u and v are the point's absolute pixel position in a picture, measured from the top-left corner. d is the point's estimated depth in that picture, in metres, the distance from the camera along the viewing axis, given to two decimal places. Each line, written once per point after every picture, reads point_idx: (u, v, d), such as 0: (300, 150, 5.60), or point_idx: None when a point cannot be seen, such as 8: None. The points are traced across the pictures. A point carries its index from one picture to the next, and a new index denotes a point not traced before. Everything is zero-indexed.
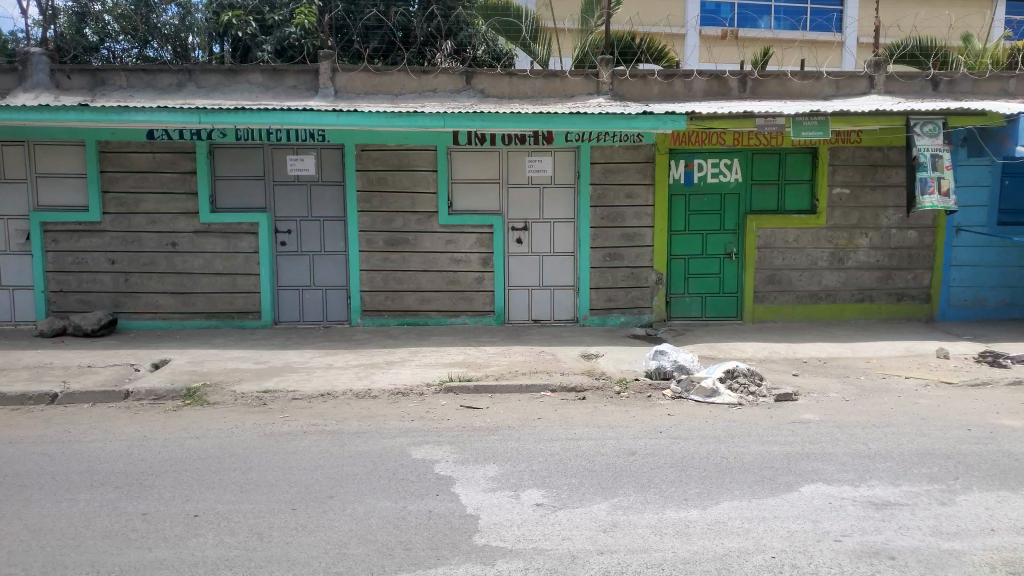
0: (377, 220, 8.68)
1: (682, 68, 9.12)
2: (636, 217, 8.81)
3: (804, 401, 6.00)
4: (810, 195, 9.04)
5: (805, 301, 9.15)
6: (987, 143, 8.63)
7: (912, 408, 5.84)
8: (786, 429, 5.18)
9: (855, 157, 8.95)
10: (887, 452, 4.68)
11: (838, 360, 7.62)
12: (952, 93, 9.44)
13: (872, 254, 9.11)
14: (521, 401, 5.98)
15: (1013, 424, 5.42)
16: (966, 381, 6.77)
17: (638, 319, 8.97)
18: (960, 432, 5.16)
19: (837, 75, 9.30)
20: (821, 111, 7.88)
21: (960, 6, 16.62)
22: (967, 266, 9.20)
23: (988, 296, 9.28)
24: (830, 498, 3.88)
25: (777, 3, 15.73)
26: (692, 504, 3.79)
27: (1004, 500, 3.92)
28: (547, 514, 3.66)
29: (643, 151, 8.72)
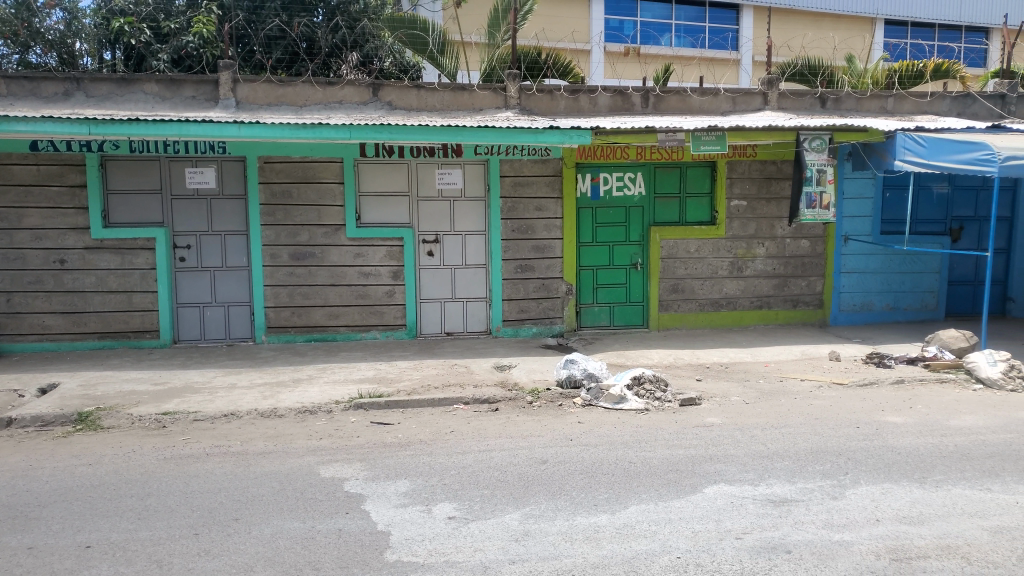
0: (282, 234, 8.48)
1: (587, 84, 9.34)
2: (546, 229, 8.95)
3: (707, 405, 6.23)
4: (710, 207, 9.41)
5: (707, 308, 9.50)
6: (868, 159, 9.05)
7: (806, 409, 6.15)
8: (691, 433, 5.35)
9: (751, 171, 9.37)
10: (784, 451, 4.92)
11: (739, 365, 7.94)
12: (838, 111, 10.06)
13: (768, 263, 9.55)
14: (433, 415, 5.95)
15: (897, 420, 5.79)
16: (855, 381, 7.18)
17: (550, 329, 9.11)
18: (849, 430, 5.47)
19: (734, 92, 9.73)
20: (718, 126, 8.23)
21: (843, 28, 17.69)
22: (855, 273, 9.77)
23: (874, 300, 9.89)
24: (732, 497, 4.04)
25: (677, 21, 16.37)
26: (602, 509, 3.87)
27: (888, 492, 4.18)
28: (459, 527, 3.66)
29: (551, 165, 8.87)
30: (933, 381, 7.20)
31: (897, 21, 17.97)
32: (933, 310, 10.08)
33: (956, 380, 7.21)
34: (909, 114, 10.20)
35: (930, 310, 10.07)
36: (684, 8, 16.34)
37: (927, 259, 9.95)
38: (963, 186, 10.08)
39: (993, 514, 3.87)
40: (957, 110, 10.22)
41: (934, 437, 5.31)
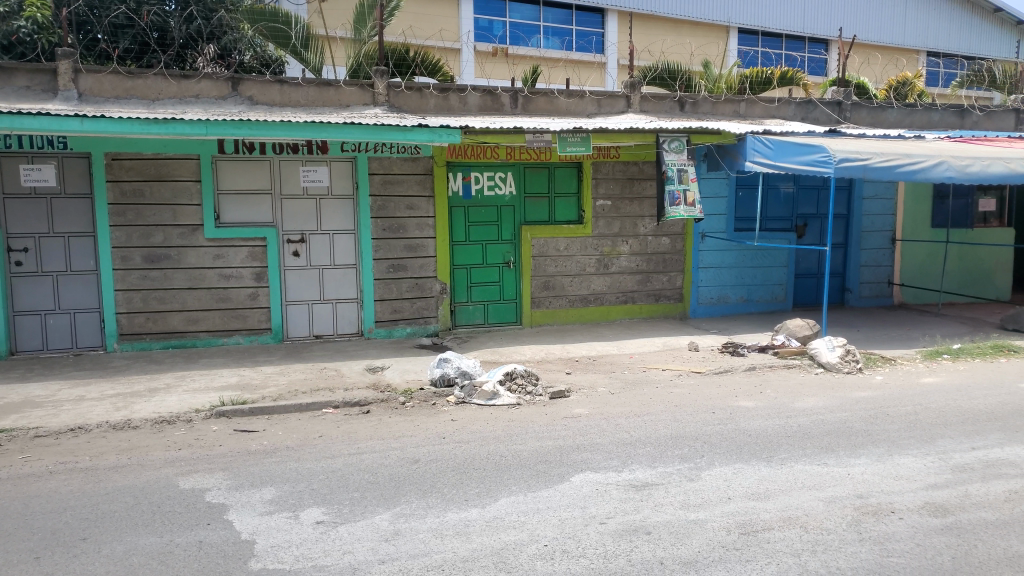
0: (134, 235, 8.00)
1: (456, 83, 9.39)
2: (418, 228, 8.92)
3: (576, 397, 6.44)
4: (578, 206, 9.68)
5: (576, 304, 9.79)
6: (722, 160, 9.63)
7: (667, 397, 6.48)
8: (560, 424, 5.51)
9: (615, 171, 9.74)
10: (646, 438, 5.17)
11: (606, 358, 8.24)
12: (695, 114, 10.63)
13: (632, 259, 9.96)
14: (301, 420, 5.81)
15: (749, 404, 6.22)
16: (712, 369, 7.63)
17: (424, 329, 9.10)
18: (705, 415, 5.82)
19: (599, 94, 10.07)
20: (583, 127, 8.48)
21: (701, 35, 18.64)
22: (711, 268, 10.36)
23: (729, 293, 10.53)
24: (597, 484, 4.21)
25: (545, 24, 16.71)
26: (472, 503, 3.93)
27: (739, 471, 4.49)
28: (328, 531, 3.60)
29: (421, 163, 8.86)
30: (781, 367, 7.77)
31: (749, 30, 19.18)
32: (782, 302, 10.86)
33: (801, 365, 7.82)
34: (759, 118, 10.94)
35: (778, 301, 10.84)
36: (552, 11, 16.69)
37: (775, 254, 10.70)
38: (806, 186, 10.90)
39: (828, 486, 4.24)
40: (801, 115, 11.09)
41: (781, 419, 5.74)
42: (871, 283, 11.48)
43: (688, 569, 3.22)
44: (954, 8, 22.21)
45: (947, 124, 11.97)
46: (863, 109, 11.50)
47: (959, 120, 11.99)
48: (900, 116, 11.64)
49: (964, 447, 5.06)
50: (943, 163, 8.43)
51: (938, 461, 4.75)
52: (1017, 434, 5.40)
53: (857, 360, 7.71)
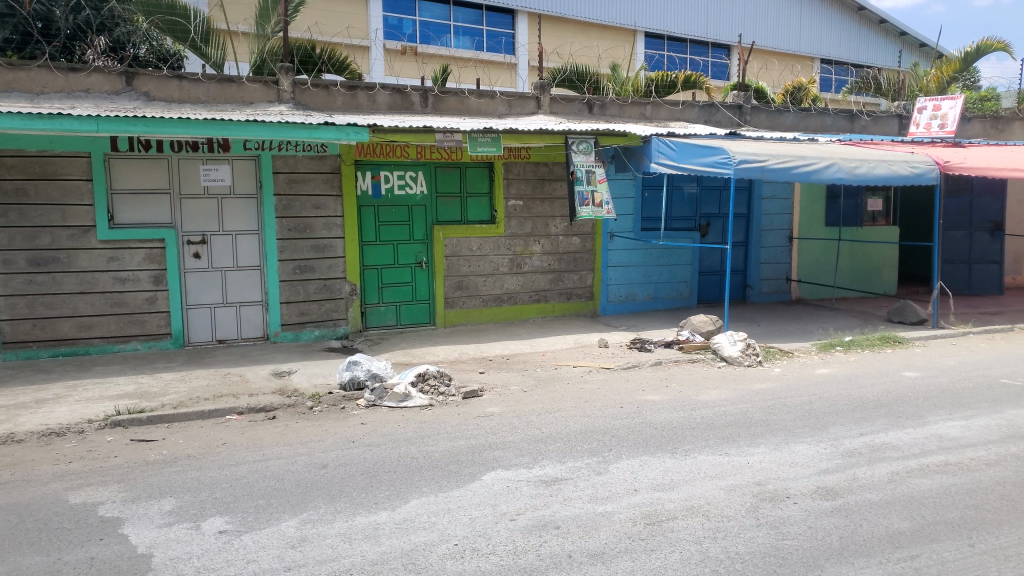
0: (17, 237, 7.53)
1: (365, 81, 9.27)
2: (326, 228, 8.76)
3: (489, 396, 6.46)
4: (490, 206, 9.71)
5: (490, 304, 9.83)
6: (629, 161, 9.87)
7: (578, 393, 6.59)
8: (473, 424, 5.53)
9: (526, 172, 9.83)
10: (557, 433, 5.25)
11: (519, 356, 8.31)
12: (604, 116, 10.85)
13: (544, 259, 10.08)
14: (203, 428, 5.61)
15: (655, 397, 6.41)
16: (621, 365, 7.81)
17: (333, 332, 8.94)
18: (614, 410, 5.96)
19: (509, 95, 10.15)
20: (493, 128, 8.50)
21: (610, 38, 19.01)
22: (620, 267, 10.61)
23: (637, 291, 10.80)
24: (508, 481, 4.25)
25: (455, 23, 16.68)
26: (382, 506, 3.89)
27: (646, 463, 4.62)
28: (231, 540, 3.50)
29: (329, 162, 8.69)
30: (686, 361, 8.04)
31: (655, 34, 19.71)
32: (688, 298, 11.22)
33: (705, 359, 8.11)
34: (664, 120, 11.28)
35: (684, 298, 11.20)
36: (462, 11, 16.68)
37: (681, 252, 11.06)
38: (709, 186, 11.29)
39: (729, 475, 4.42)
40: (703, 118, 11.49)
41: (685, 411, 5.94)
42: (770, 280, 12.01)
43: (596, 561, 3.29)
44: (843, 19, 23.48)
45: (838, 128, 12.65)
46: (762, 112, 12.02)
47: (849, 124, 12.70)
48: (796, 120, 12.21)
49: (853, 433, 5.37)
50: (834, 164, 8.92)
51: (829, 448, 5.02)
52: (900, 420, 5.77)
53: (757, 353, 8.07)
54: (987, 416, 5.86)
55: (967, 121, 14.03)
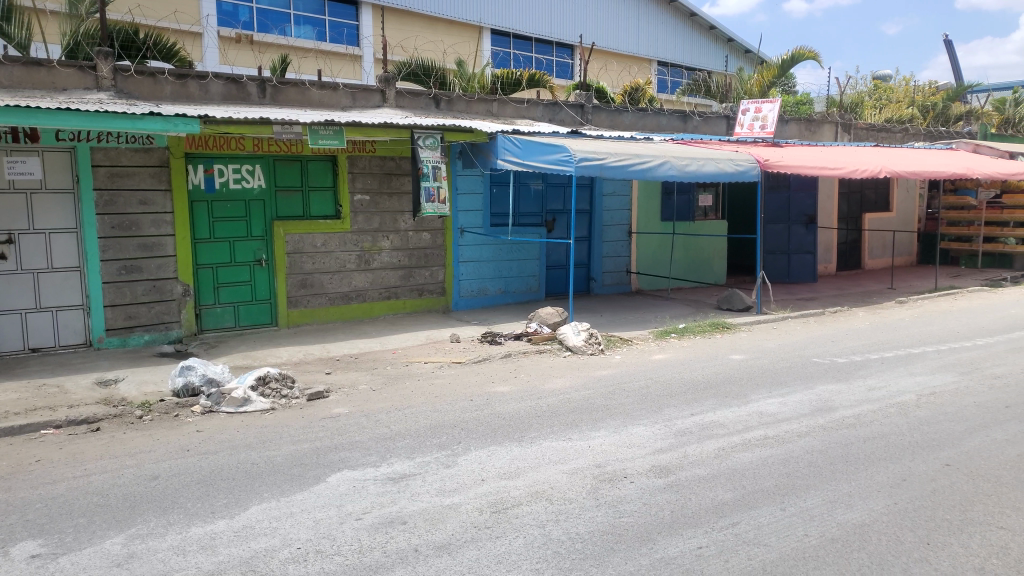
0: None
1: (195, 69, 8.78)
2: (154, 225, 8.21)
3: (335, 397, 6.31)
4: (334, 201, 9.49)
5: (336, 302, 9.62)
6: (476, 158, 9.97)
7: (427, 389, 6.59)
8: (319, 425, 5.40)
9: (372, 166, 9.68)
10: (405, 430, 5.22)
11: (367, 355, 8.18)
12: (450, 111, 10.93)
13: (393, 255, 9.99)
14: (14, 446, 5.10)
15: (503, 389, 6.54)
16: (471, 359, 7.88)
17: (166, 336, 8.41)
18: (464, 403, 6.02)
19: (353, 88, 9.96)
20: (334, 120, 8.28)
21: (455, 34, 19.05)
22: (470, 262, 10.70)
23: (488, 286, 10.95)
24: (354, 481, 4.19)
25: (295, 11, 16.11)
26: (219, 515, 3.72)
27: (494, 453, 4.71)
28: (46, 564, 3.22)
29: (155, 155, 8.16)
30: (534, 353, 8.25)
31: (500, 32, 19.98)
32: (535, 292, 11.51)
33: (552, 349, 8.37)
34: (510, 117, 11.52)
35: (533, 291, 11.48)
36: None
37: (529, 247, 11.31)
38: (554, 183, 11.62)
39: (571, 459, 4.60)
40: (549, 116, 11.88)
41: (532, 401, 6.10)
42: (612, 272, 12.57)
43: (442, 553, 3.32)
44: (676, 23, 24.92)
45: (673, 127, 13.41)
46: (603, 112, 12.52)
47: (682, 124, 13.49)
48: (633, 119, 12.82)
49: (685, 414, 5.74)
50: (666, 163, 9.45)
51: (664, 428, 5.34)
52: (726, 399, 6.24)
53: (599, 342, 8.43)
54: (800, 393, 6.45)
55: (784, 124, 15.32)
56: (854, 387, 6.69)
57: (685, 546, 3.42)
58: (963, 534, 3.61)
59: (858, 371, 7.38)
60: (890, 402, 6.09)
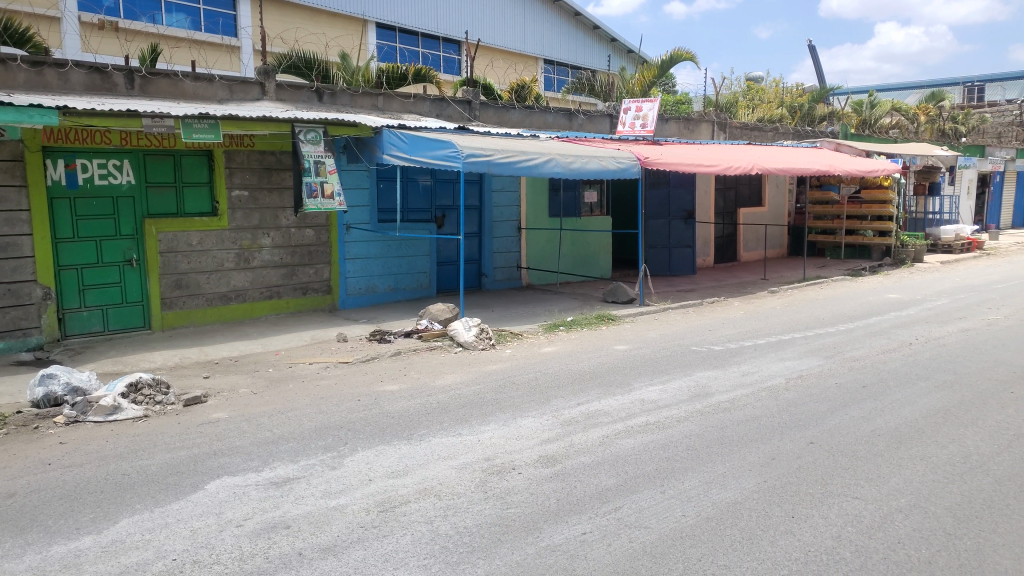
0: None
1: (52, 57, 8.18)
2: (8, 223, 7.61)
3: (214, 402, 6.06)
4: (211, 196, 9.10)
5: (215, 303, 9.23)
6: (361, 153, 9.80)
7: (313, 390, 6.44)
8: (196, 432, 5.18)
9: (250, 161, 9.34)
10: (290, 433, 5.08)
11: (249, 357, 7.90)
12: (334, 105, 10.71)
13: (274, 253, 9.69)
14: None
15: (393, 387, 6.48)
16: (358, 358, 7.75)
17: (24, 343, 7.81)
18: (351, 403, 5.93)
19: (230, 80, 9.56)
20: (209, 113, 7.92)
21: (339, 26, 18.64)
22: (357, 259, 10.51)
23: (377, 283, 10.79)
24: (234, 487, 4.04)
25: None
26: (84, 531, 3.50)
27: (381, 453, 4.66)
28: None
29: (7, 148, 7.54)
30: (424, 349, 8.21)
31: (385, 26, 19.71)
32: (426, 288, 11.43)
33: (442, 346, 8.35)
34: (396, 113, 11.41)
35: (423, 288, 11.40)
36: None
37: (418, 243, 11.22)
38: (442, 179, 11.56)
39: (460, 454, 4.61)
40: (435, 112, 11.81)
41: (422, 398, 6.08)
42: (502, 268, 12.68)
43: (327, 555, 3.27)
44: (561, 22, 25.40)
45: (559, 124, 13.64)
46: (489, 108, 12.61)
47: (568, 122, 13.76)
48: (520, 116, 12.96)
49: (572, 404, 5.87)
50: (552, 160, 9.61)
51: (552, 419, 5.45)
52: (611, 388, 6.44)
53: (490, 337, 8.51)
54: (679, 379, 6.75)
55: (665, 122, 15.90)
56: (729, 372, 7.05)
57: (569, 533, 3.51)
58: (823, 506, 3.88)
59: (732, 357, 7.79)
60: (761, 386, 6.47)
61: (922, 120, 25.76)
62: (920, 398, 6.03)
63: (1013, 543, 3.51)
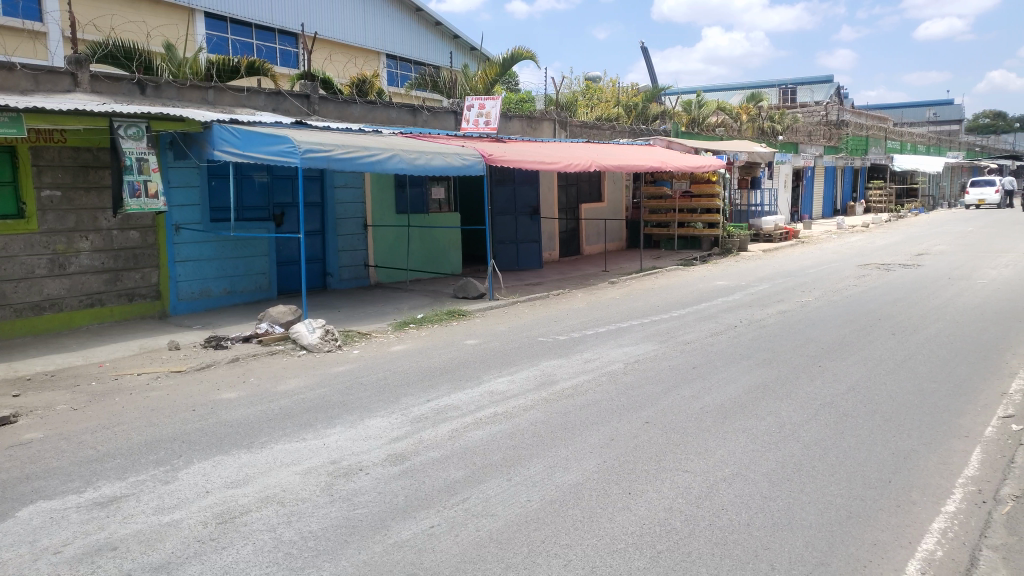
0: None
1: None
2: None
3: (26, 421, 5.52)
4: (16, 197, 8.28)
5: (26, 314, 8.41)
6: (190, 148, 9.27)
7: (142, 403, 6.03)
8: (2, 456, 4.70)
9: (62, 158, 8.59)
10: (116, 450, 4.74)
11: (68, 371, 7.27)
12: (159, 98, 10.06)
13: (94, 257, 8.97)
14: None
15: (232, 395, 6.20)
16: (193, 366, 7.35)
17: None
18: (186, 414, 5.61)
19: (35, 69, 8.72)
20: (10, 106, 7.21)
21: (162, 15, 17.49)
22: (189, 261, 9.91)
23: (212, 287, 10.24)
24: (51, 512, 3.72)
25: None
26: None
27: (219, 463, 4.45)
28: None
29: None
30: (266, 354, 7.91)
31: (214, 15, 18.70)
32: (267, 290, 11.00)
33: (285, 350, 8.08)
34: (229, 107, 10.89)
35: (263, 290, 10.96)
36: None
37: (256, 243, 10.76)
38: (280, 176, 11.14)
39: (305, 459, 4.50)
40: (271, 106, 11.43)
41: (264, 404, 5.86)
42: (348, 267, 12.43)
43: (159, 574, 3.09)
44: (402, 18, 25.22)
45: (402, 120, 13.55)
46: (329, 103, 12.31)
47: (411, 117, 13.70)
48: (361, 111, 12.74)
49: (421, 401, 5.88)
50: (394, 156, 9.51)
51: (401, 417, 5.43)
52: (460, 382, 6.50)
53: (336, 338, 8.32)
54: (527, 369, 6.92)
55: (508, 120, 16.18)
56: (573, 360, 7.33)
57: (417, 528, 3.52)
58: (657, 481, 4.15)
59: (576, 346, 8.10)
60: (602, 371, 6.79)
61: (743, 120, 27.88)
62: (742, 375, 6.55)
63: (818, 500, 3.91)
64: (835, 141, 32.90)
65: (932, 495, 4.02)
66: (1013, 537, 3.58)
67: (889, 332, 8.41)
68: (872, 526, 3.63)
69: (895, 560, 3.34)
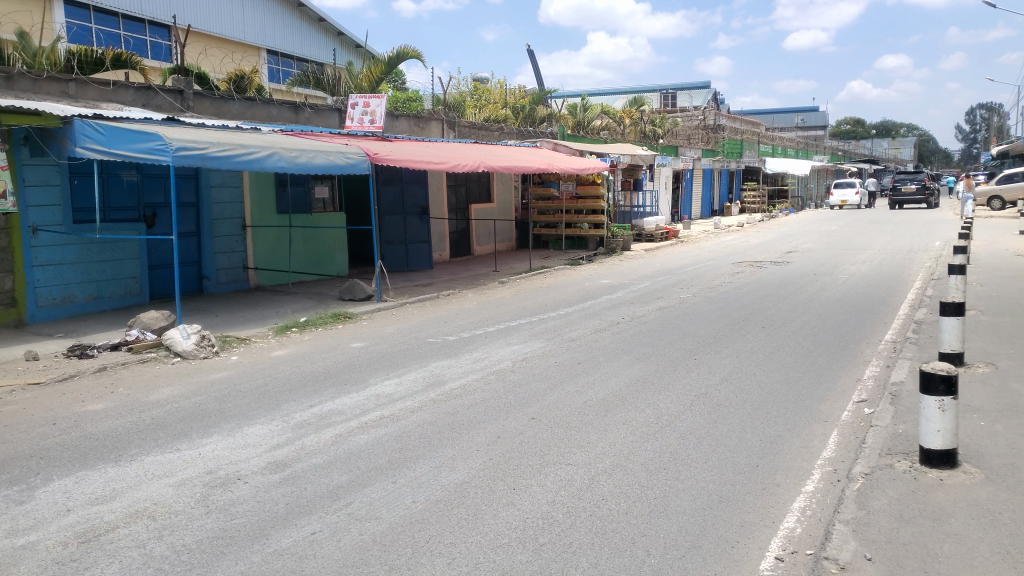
0: None
1: None
2: None
3: None
4: None
5: None
6: (48, 145, 8.65)
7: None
8: None
9: None
10: None
11: None
12: (11, 90, 9.33)
13: None
14: None
15: (98, 406, 5.84)
16: (54, 377, 6.86)
17: None
18: (45, 428, 5.24)
19: None
20: None
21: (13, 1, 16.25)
22: (49, 266, 9.25)
23: (75, 292, 9.62)
24: None
25: None
26: None
27: (83, 479, 4.18)
28: None
29: None
30: (135, 363, 7.49)
31: (75, 3, 17.54)
32: (137, 294, 10.42)
33: (157, 358, 7.67)
34: (93, 100, 10.24)
35: (134, 295, 10.38)
36: None
37: (125, 245, 10.17)
38: (151, 174, 10.58)
39: (179, 471, 4.30)
40: (141, 101, 10.79)
41: (133, 415, 5.56)
42: (226, 269, 11.95)
43: None
44: (282, 12, 24.51)
45: (283, 118, 13.15)
46: (204, 99, 11.80)
47: (293, 114, 13.32)
48: (240, 108, 12.28)
49: (304, 406, 5.74)
50: (274, 154, 9.23)
51: (282, 423, 5.28)
52: (346, 386, 6.39)
53: (212, 344, 7.97)
54: (415, 371, 6.88)
55: (394, 119, 16.00)
56: (461, 360, 7.35)
57: (297, 535, 3.44)
58: (541, 475, 4.23)
59: (464, 346, 8.12)
60: (490, 370, 6.85)
61: (625, 124, 28.78)
62: (624, 370, 6.78)
63: (692, 487, 4.10)
64: (712, 144, 34.52)
65: (794, 477, 4.31)
66: (863, 510, 3.87)
67: (760, 326, 8.90)
68: (740, 509, 3.85)
69: (759, 538, 3.55)
